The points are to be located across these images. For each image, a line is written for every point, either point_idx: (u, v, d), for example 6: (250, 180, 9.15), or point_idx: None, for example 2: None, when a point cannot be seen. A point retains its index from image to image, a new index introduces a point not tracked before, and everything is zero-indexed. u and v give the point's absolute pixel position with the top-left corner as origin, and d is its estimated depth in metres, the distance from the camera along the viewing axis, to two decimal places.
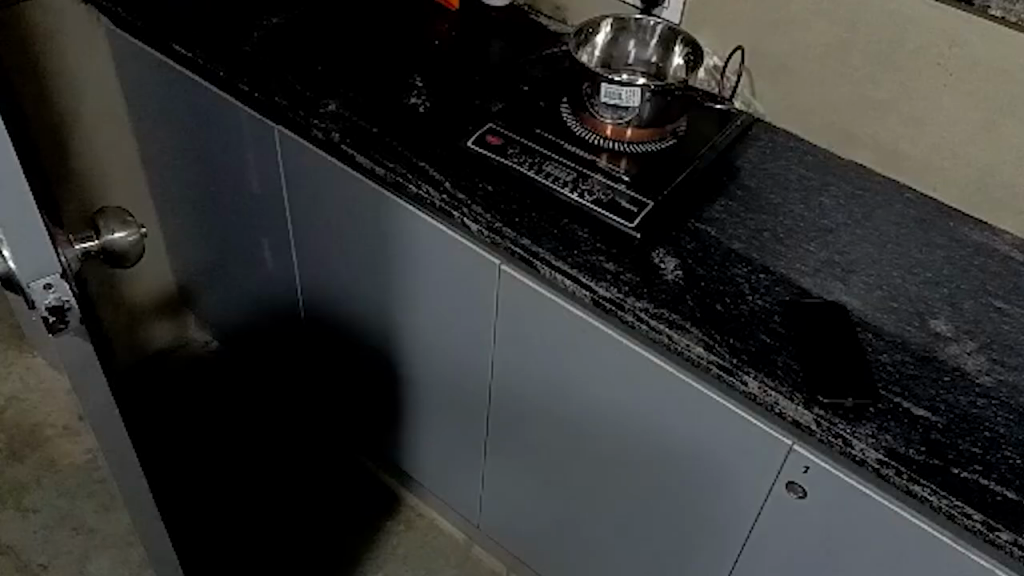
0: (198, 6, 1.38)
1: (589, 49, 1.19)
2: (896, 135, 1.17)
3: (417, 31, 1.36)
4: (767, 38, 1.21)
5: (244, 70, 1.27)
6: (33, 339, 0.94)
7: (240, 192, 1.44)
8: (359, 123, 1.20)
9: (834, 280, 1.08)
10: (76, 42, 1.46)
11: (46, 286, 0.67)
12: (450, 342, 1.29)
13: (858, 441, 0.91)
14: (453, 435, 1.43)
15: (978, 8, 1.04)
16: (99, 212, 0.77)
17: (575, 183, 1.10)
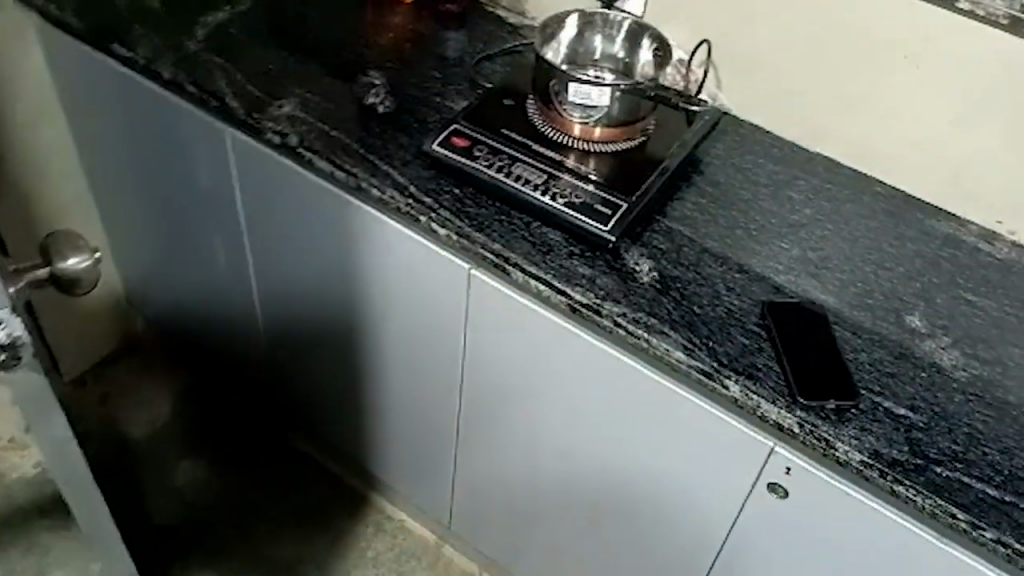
0: (138, 3, 1.30)
1: (554, 45, 1.15)
2: (863, 130, 1.16)
3: (372, 27, 1.31)
4: (733, 33, 1.19)
5: (191, 71, 1.21)
6: None
7: (189, 192, 1.38)
8: (317, 126, 1.15)
9: (809, 277, 1.06)
10: (6, 41, 1.36)
11: None
12: (419, 346, 1.26)
13: (842, 442, 0.90)
14: (422, 438, 1.40)
15: (945, 1, 1.02)
16: (52, 237, 0.72)
17: (546, 185, 1.06)
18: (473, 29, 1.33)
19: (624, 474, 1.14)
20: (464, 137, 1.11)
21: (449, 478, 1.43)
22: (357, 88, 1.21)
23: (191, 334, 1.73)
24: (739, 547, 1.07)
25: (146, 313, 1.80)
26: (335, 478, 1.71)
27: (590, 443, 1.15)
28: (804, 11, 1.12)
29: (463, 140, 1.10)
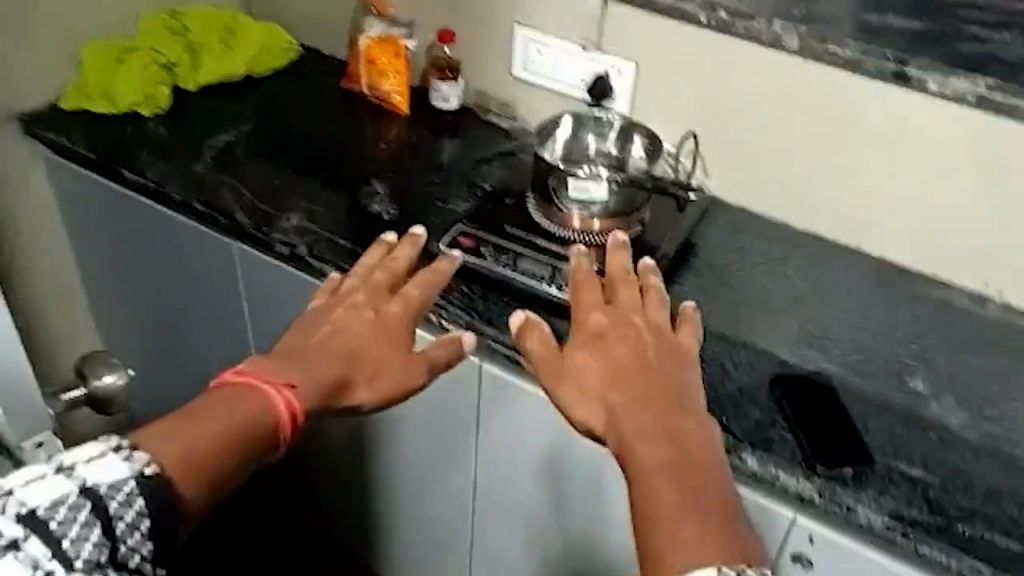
0: (147, 132, 1.36)
1: (551, 144, 1.21)
2: (850, 207, 1.21)
3: (371, 139, 1.38)
4: (714, 125, 1.25)
5: (202, 192, 1.26)
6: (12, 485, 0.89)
7: (196, 306, 1.41)
8: (325, 235, 1.19)
9: (812, 350, 1.10)
10: (17, 178, 1.40)
11: (38, 443, 0.72)
12: (435, 443, 1.27)
13: (862, 507, 0.93)
14: (439, 535, 1.40)
15: (915, 84, 1.08)
16: (85, 358, 0.75)
17: (552, 277, 1.10)
18: (467, 135, 1.40)
19: None
20: (469, 236, 1.15)
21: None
22: (362, 197, 1.26)
23: None
24: None
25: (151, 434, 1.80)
26: None
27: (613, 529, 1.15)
28: (779, 99, 1.18)
29: (469, 239, 1.15)
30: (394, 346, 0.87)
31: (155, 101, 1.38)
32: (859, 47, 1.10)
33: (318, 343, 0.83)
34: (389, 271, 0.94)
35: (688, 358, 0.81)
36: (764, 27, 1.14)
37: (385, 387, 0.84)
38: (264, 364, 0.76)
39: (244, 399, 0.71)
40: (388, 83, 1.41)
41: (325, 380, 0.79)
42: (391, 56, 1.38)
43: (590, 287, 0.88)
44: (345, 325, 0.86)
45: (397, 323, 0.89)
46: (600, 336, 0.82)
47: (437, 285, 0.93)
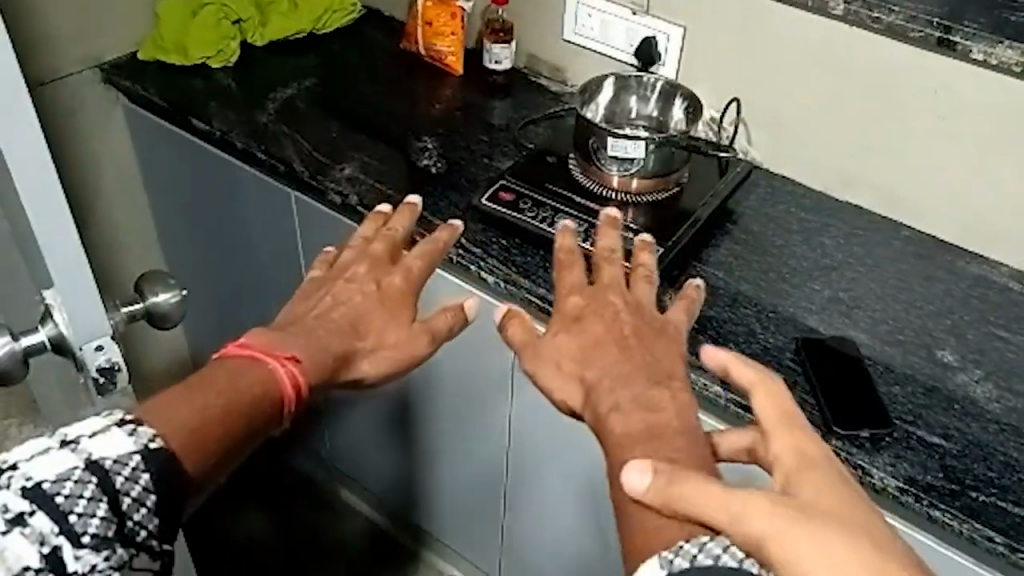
0: (214, 82, 1.43)
1: (593, 106, 1.25)
2: (891, 178, 1.22)
3: (424, 98, 1.43)
4: (759, 91, 1.27)
5: (262, 140, 1.32)
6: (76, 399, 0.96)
7: (253, 252, 1.48)
8: (375, 186, 1.25)
9: (841, 317, 1.11)
10: (96, 120, 1.49)
11: (98, 347, 0.74)
12: (471, 393, 1.32)
13: (877, 469, 0.94)
14: (472, 483, 1.46)
15: (961, 53, 1.09)
16: (143, 276, 0.81)
17: (587, 233, 1.13)
18: (517, 97, 1.43)
19: None
20: (510, 191, 1.19)
21: (499, 525, 1.47)
22: (411, 152, 1.31)
23: None
24: None
25: None
26: (389, 535, 1.74)
27: None
28: (827, 66, 1.19)
29: (509, 195, 1.19)
30: (396, 322, 0.88)
31: (224, 56, 1.44)
32: (903, 14, 1.10)
33: (318, 317, 0.85)
34: (389, 242, 0.94)
35: (667, 331, 0.84)
36: None
37: (385, 360, 0.86)
38: (269, 338, 0.77)
39: (247, 369, 0.72)
40: (443, 43, 1.44)
41: (327, 352, 0.81)
42: (448, 18, 1.41)
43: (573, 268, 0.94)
44: (343, 301, 0.87)
45: (398, 296, 0.90)
46: (578, 318, 0.87)
47: (435, 256, 0.94)
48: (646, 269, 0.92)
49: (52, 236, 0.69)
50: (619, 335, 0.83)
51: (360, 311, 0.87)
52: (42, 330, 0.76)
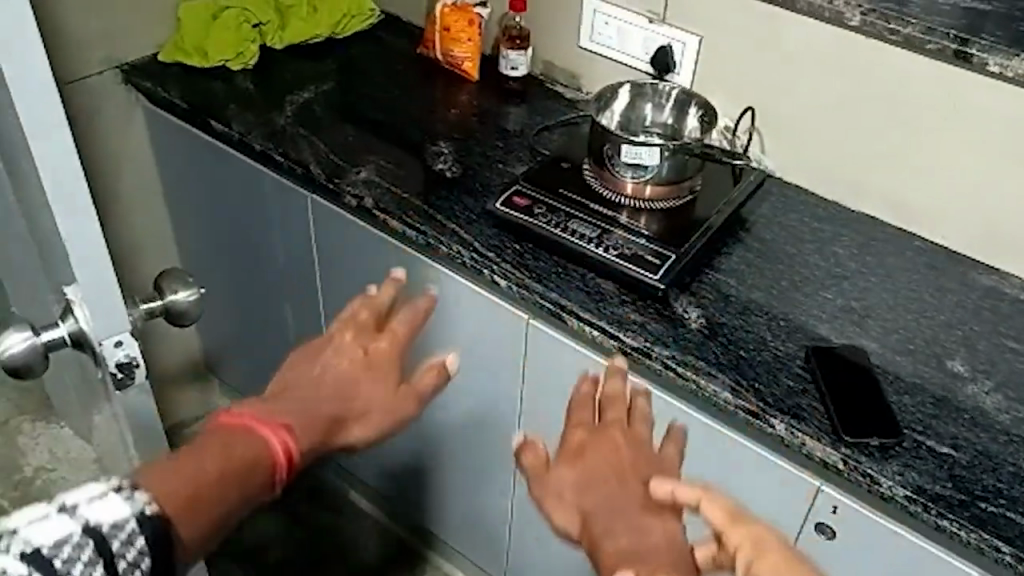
0: (234, 85, 1.45)
1: (609, 113, 1.26)
2: (904, 189, 1.22)
3: (440, 102, 1.44)
4: (774, 100, 1.27)
5: (280, 142, 1.34)
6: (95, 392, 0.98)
7: (268, 253, 1.50)
8: (391, 189, 1.26)
9: (852, 326, 1.12)
10: (117, 121, 1.51)
11: (117, 343, 0.76)
12: (482, 396, 1.33)
13: (886, 478, 0.94)
14: (481, 486, 1.46)
15: (977, 65, 1.09)
16: (162, 273, 0.82)
17: (600, 239, 1.14)
18: (532, 103, 1.45)
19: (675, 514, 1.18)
20: (524, 196, 1.20)
21: (507, 529, 1.48)
22: (427, 156, 1.32)
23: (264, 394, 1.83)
24: None
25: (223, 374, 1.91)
26: (397, 536, 1.75)
27: None
28: (843, 77, 1.20)
29: (523, 199, 1.20)
30: (385, 387, 0.83)
31: (243, 59, 1.46)
32: (921, 26, 1.11)
33: (305, 392, 0.79)
34: (376, 308, 0.85)
35: (667, 469, 0.81)
36: (827, 3, 1.15)
37: (374, 425, 0.81)
38: (258, 408, 0.74)
39: (234, 443, 0.69)
40: (460, 49, 1.46)
41: (320, 422, 0.76)
42: (465, 24, 1.43)
43: (586, 408, 0.86)
44: (328, 376, 0.80)
45: (385, 365, 0.83)
46: (580, 450, 0.81)
47: (420, 327, 0.85)
48: (643, 412, 0.84)
49: (76, 237, 0.71)
50: (623, 469, 0.79)
51: (347, 387, 0.80)
52: (63, 325, 0.78)
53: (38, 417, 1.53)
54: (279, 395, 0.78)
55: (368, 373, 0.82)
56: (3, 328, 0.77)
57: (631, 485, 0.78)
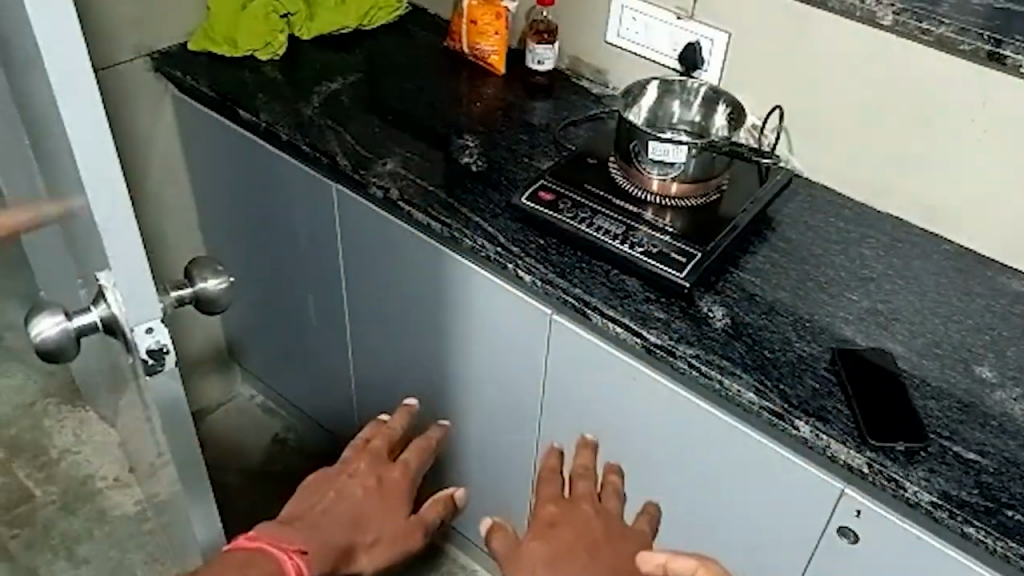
0: (262, 75, 1.45)
1: (636, 109, 1.25)
2: (933, 191, 1.21)
3: (466, 95, 1.44)
4: (803, 99, 1.26)
5: (306, 132, 1.34)
6: (125, 378, 0.99)
7: (291, 243, 1.51)
8: (416, 182, 1.26)
9: (878, 328, 1.11)
10: (146, 108, 1.51)
11: (148, 329, 0.76)
12: (503, 390, 1.33)
13: (911, 483, 0.93)
14: (500, 480, 1.47)
15: (1011, 67, 1.08)
16: (192, 262, 0.83)
17: (625, 236, 1.14)
18: (558, 98, 1.44)
19: (695, 513, 1.18)
20: (549, 191, 1.20)
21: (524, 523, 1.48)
22: (452, 150, 1.32)
23: (284, 382, 1.84)
24: None
25: (244, 362, 1.92)
26: None
27: (666, 482, 1.19)
28: (873, 77, 1.19)
29: (549, 194, 1.19)
30: (391, 516, 0.98)
31: (271, 49, 1.47)
32: (955, 27, 1.09)
33: (324, 513, 0.94)
34: (387, 438, 1.03)
35: (634, 538, 0.93)
36: (858, 2, 1.14)
37: (385, 549, 0.96)
38: (279, 532, 0.89)
39: (253, 561, 0.83)
40: (487, 42, 1.45)
41: (330, 549, 0.91)
42: (493, 18, 1.43)
43: (549, 482, 0.98)
44: (346, 500, 0.96)
45: (395, 490, 0.99)
46: (551, 526, 0.92)
47: (427, 456, 1.03)
48: (614, 485, 0.98)
49: (110, 223, 0.71)
50: (595, 543, 0.90)
51: (362, 509, 0.96)
52: (96, 310, 0.78)
53: (64, 400, 1.55)
54: (298, 519, 0.93)
55: (379, 502, 0.98)
56: (37, 312, 0.78)
57: (600, 556, 0.89)
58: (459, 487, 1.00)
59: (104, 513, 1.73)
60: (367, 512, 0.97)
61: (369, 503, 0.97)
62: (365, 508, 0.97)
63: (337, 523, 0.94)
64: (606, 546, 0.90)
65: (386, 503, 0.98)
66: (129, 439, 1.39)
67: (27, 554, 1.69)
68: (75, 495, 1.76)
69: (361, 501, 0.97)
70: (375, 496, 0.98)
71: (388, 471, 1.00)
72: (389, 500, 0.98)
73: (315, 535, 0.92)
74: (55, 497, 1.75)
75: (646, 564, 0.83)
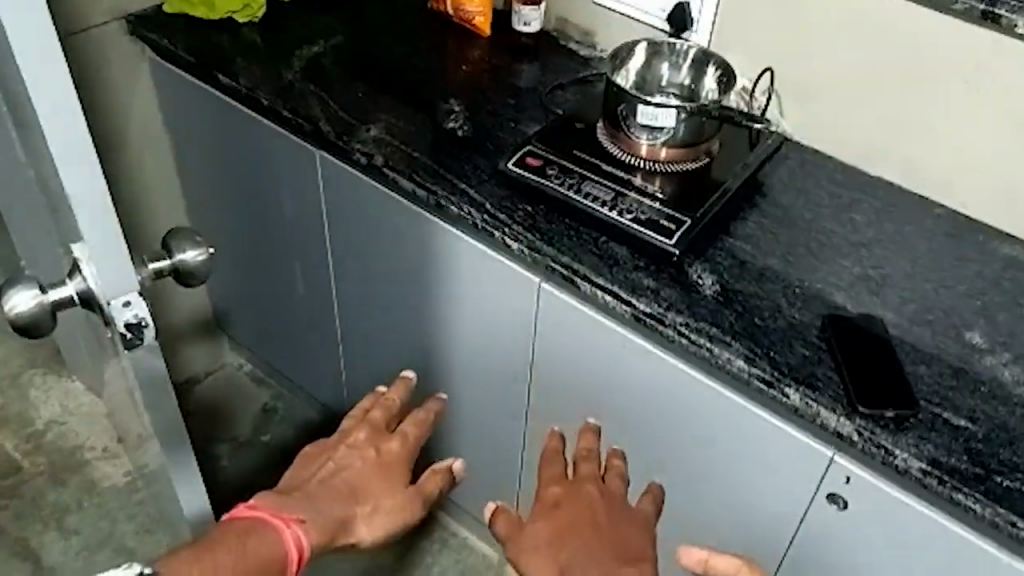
0: (242, 38, 1.41)
1: (625, 72, 1.23)
2: (925, 155, 1.19)
3: (451, 58, 1.41)
4: (795, 62, 1.24)
5: (287, 98, 1.31)
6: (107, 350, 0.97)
7: (274, 207, 1.48)
8: (401, 148, 1.23)
9: (869, 294, 1.10)
10: (125, 74, 1.48)
11: (125, 303, 0.74)
12: (491, 358, 1.32)
13: (900, 450, 0.93)
14: (489, 446, 1.46)
15: (1006, 27, 1.05)
16: (169, 233, 0.80)
17: (614, 202, 1.12)
18: (546, 60, 1.41)
19: (685, 479, 1.18)
20: (537, 156, 1.18)
21: (514, 486, 1.48)
22: (437, 114, 1.29)
23: (272, 351, 1.83)
24: (800, 553, 1.10)
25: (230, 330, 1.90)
26: None
27: (656, 449, 1.18)
28: (867, 38, 1.16)
29: (537, 160, 1.17)
30: (390, 487, 0.98)
31: (250, 11, 1.42)
32: None
33: (323, 481, 0.95)
34: (386, 410, 1.03)
35: (634, 515, 0.97)
36: None
37: (382, 522, 0.95)
38: (278, 501, 0.89)
39: (252, 532, 0.83)
40: (472, 4, 1.42)
41: (333, 515, 0.92)
42: None
43: (553, 464, 1.03)
44: (345, 471, 0.96)
45: (395, 461, 0.99)
46: (555, 505, 0.96)
47: (426, 427, 1.02)
48: (617, 470, 1.02)
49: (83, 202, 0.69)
50: (594, 517, 0.94)
51: (363, 481, 0.96)
52: (71, 283, 0.76)
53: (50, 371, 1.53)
54: (295, 488, 0.94)
55: (379, 473, 0.98)
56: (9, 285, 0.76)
57: (601, 531, 0.93)
58: (456, 461, 1.02)
59: (94, 484, 1.73)
60: (366, 480, 0.97)
61: (367, 475, 0.97)
62: (364, 479, 0.97)
63: (335, 490, 0.94)
64: (609, 529, 0.93)
65: (387, 474, 0.98)
66: (116, 410, 1.38)
67: (18, 525, 1.68)
68: (64, 466, 1.75)
69: (360, 472, 0.97)
70: (375, 467, 0.98)
71: (388, 440, 1.00)
72: (388, 471, 0.98)
73: (316, 502, 0.92)
74: (43, 468, 1.75)
75: (686, 558, 0.93)
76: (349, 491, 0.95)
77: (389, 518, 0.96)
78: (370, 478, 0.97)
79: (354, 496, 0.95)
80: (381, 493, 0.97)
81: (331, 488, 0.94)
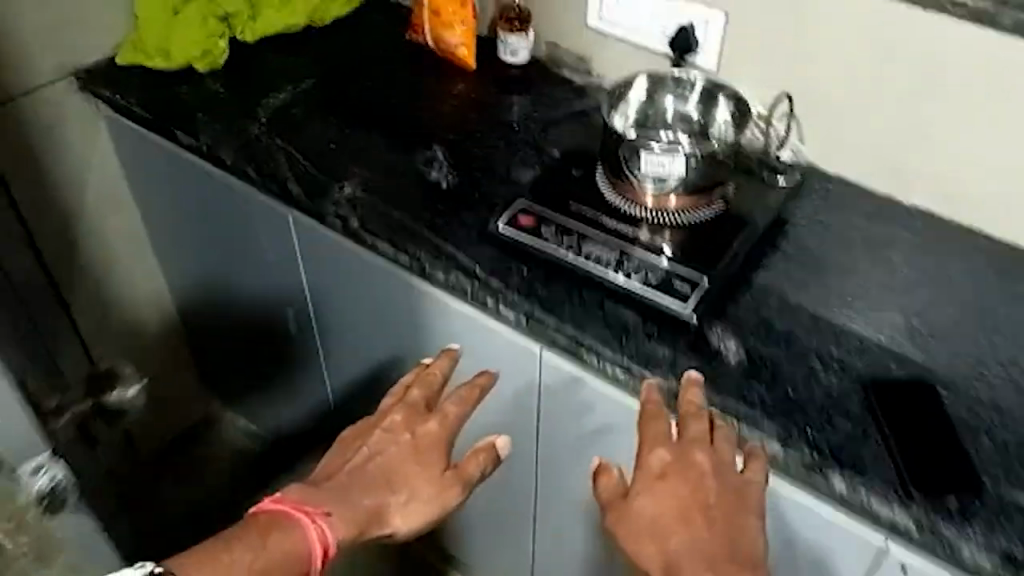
0: (203, 89, 1.29)
1: (621, 110, 1.11)
2: (966, 181, 1.06)
3: (433, 96, 1.28)
4: (811, 84, 1.11)
5: (252, 155, 1.19)
6: None
7: (253, 265, 1.36)
8: (379, 206, 1.11)
9: (916, 350, 0.96)
10: (79, 133, 1.36)
11: (35, 465, 0.61)
12: (496, 424, 1.19)
13: (967, 543, 0.80)
14: (501, 512, 1.33)
15: None
16: None
17: (619, 262, 1.00)
18: (538, 92, 1.28)
19: None
20: (531, 214, 1.05)
21: (532, 553, 1.35)
22: (419, 163, 1.17)
23: (265, 409, 1.71)
24: None
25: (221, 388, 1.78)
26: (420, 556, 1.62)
27: None
28: (869, 37, 1.03)
29: (529, 218, 1.05)
30: (428, 468, 0.84)
31: (210, 59, 1.30)
32: None
33: (348, 473, 0.82)
34: (426, 386, 0.89)
35: (748, 498, 0.82)
36: None
37: (419, 516, 0.82)
38: (307, 491, 0.79)
39: (272, 532, 0.73)
40: (453, 35, 1.29)
41: (359, 509, 0.79)
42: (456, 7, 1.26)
43: (655, 420, 0.87)
44: (378, 453, 0.84)
45: (431, 443, 0.85)
46: (660, 479, 0.83)
47: (472, 403, 0.87)
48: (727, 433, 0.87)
49: None
50: (705, 503, 0.81)
51: (400, 466, 0.83)
52: None
53: None
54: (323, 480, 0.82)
55: (412, 456, 0.84)
56: None
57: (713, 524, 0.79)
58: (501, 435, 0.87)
59: None
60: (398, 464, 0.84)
61: (399, 460, 0.84)
62: (394, 467, 0.83)
63: (364, 476, 0.82)
64: (719, 512, 0.80)
65: (424, 458, 0.85)
66: None
67: None
68: None
69: (393, 453, 0.84)
70: (409, 449, 0.84)
71: (424, 417, 0.86)
72: (423, 454, 0.85)
73: (343, 495, 0.80)
74: None
75: None
76: (379, 479, 0.82)
77: (428, 506, 0.83)
78: (401, 467, 0.84)
79: (386, 483, 0.82)
80: (417, 479, 0.83)
81: (357, 478, 0.82)
